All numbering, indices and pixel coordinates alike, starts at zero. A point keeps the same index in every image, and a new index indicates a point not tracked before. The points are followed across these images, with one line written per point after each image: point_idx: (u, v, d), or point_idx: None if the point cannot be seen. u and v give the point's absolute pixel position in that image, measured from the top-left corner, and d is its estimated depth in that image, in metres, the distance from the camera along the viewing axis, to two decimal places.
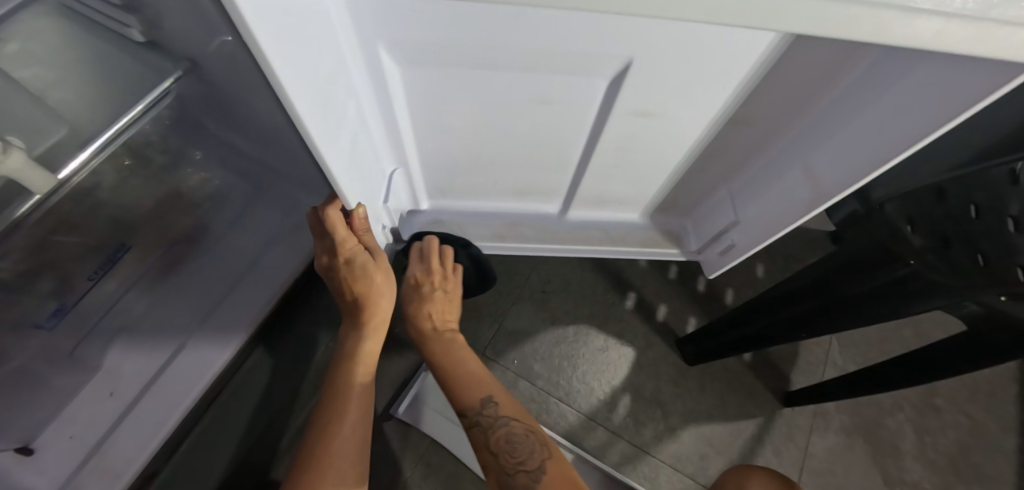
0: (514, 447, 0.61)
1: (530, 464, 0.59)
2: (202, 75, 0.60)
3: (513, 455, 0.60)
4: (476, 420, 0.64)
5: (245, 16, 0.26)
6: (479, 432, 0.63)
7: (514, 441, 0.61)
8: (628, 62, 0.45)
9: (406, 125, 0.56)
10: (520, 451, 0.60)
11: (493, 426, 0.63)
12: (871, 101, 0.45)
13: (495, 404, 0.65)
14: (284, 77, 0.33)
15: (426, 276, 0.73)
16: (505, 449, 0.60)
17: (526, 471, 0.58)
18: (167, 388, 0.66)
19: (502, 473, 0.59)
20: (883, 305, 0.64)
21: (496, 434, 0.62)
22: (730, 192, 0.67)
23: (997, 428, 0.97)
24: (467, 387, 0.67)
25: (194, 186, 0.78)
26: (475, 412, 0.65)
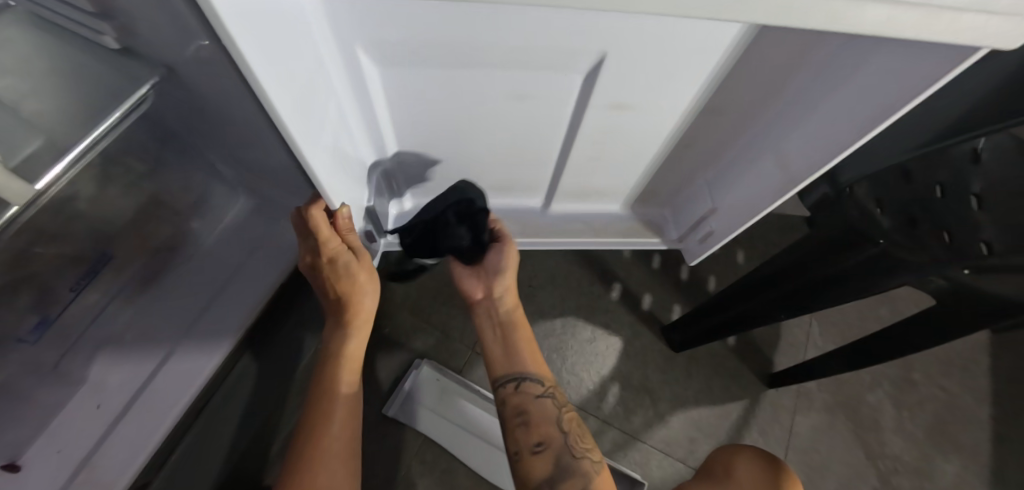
0: (582, 434, 0.58)
1: (596, 455, 0.56)
2: (179, 80, 0.59)
3: (581, 440, 0.57)
4: (550, 394, 0.60)
5: (224, 21, 0.27)
6: (549, 405, 0.59)
7: (582, 430, 0.59)
8: (601, 58, 0.46)
9: (387, 125, 0.57)
10: (587, 438, 0.58)
11: (564, 405, 0.60)
12: (833, 88, 0.47)
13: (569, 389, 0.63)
14: (265, 79, 0.34)
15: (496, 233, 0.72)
16: (575, 431, 0.58)
17: (591, 459, 0.55)
18: (155, 397, 0.66)
19: (568, 453, 0.55)
20: (854, 285, 0.66)
21: (568, 414, 0.59)
22: (707, 181, 0.69)
23: (970, 399, 1.01)
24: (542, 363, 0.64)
25: (174, 192, 0.76)
26: (550, 385, 0.61)
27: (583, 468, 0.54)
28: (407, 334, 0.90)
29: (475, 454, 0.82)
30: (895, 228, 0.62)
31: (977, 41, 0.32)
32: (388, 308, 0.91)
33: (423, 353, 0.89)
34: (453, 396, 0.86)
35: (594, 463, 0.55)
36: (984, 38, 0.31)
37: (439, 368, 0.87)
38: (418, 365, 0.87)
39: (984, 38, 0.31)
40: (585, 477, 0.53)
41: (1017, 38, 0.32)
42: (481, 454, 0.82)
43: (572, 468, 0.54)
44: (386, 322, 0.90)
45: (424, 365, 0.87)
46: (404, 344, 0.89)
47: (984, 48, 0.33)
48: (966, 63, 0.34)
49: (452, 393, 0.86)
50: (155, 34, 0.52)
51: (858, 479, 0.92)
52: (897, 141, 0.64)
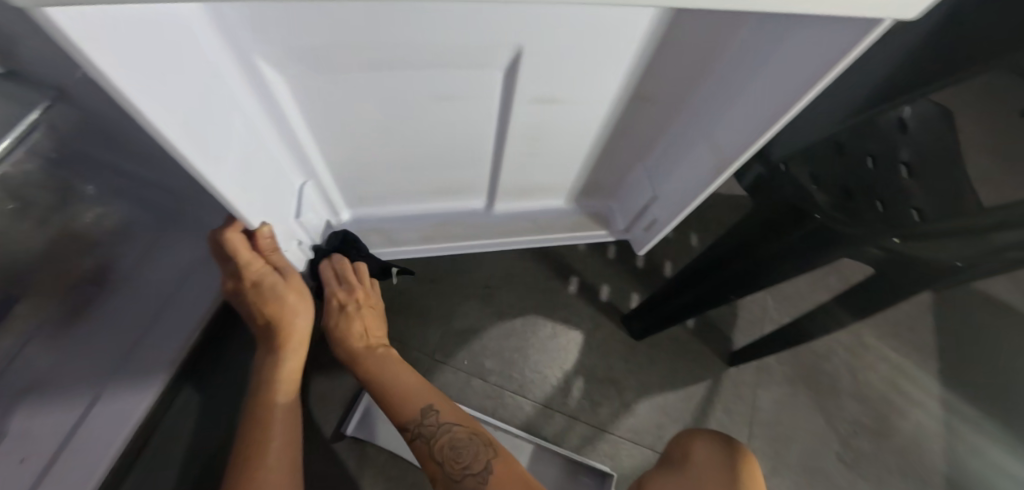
0: (457, 452, 0.60)
1: (475, 467, 0.58)
2: (77, 103, 0.55)
3: (458, 461, 0.59)
4: (418, 432, 0.62)
5: (75, 43, 0.24)
6: (421, 444, 0.61)
7: (458, 446, 0.60)
8: (519, 50, 0.44)
9: (305, 135, 0.54)
10: (464, 456, 0.59)
11: (435, 434, 0.61)
12: (757, 69, 0.46)
13: (437, 411, 0.63)
14: (143, 99, 0.30)
15: (348, 295, 0.69)
16: (449, 456, 0.59)
17: (472, 475, 0.57)
18: (87, 442, 0.62)
19: (448, 482, 0.58)
20: (795, 260, 0.68)
21: (439, 442, 0.61)
22: (646, 169, 0.69)
23: (918, 357, 1.05)
24: (404, 398, 0.65)
25: (88, 225, 0.69)
26: (416, 422, 0.63)
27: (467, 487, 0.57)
28: None
29: None
30: (831, 202, 0.62)
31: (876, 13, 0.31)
32: None
33: None
34: None
35: (474, 478, 0.57)
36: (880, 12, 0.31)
37: None
38: None
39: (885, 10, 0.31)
40: None
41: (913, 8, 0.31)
42: None
43: None
44: None
45: None
46: None
47: (888, 18, 0.32)
48: (875, 36, 0.33)
49: None
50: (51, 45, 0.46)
51: (821, 446, 0.95)
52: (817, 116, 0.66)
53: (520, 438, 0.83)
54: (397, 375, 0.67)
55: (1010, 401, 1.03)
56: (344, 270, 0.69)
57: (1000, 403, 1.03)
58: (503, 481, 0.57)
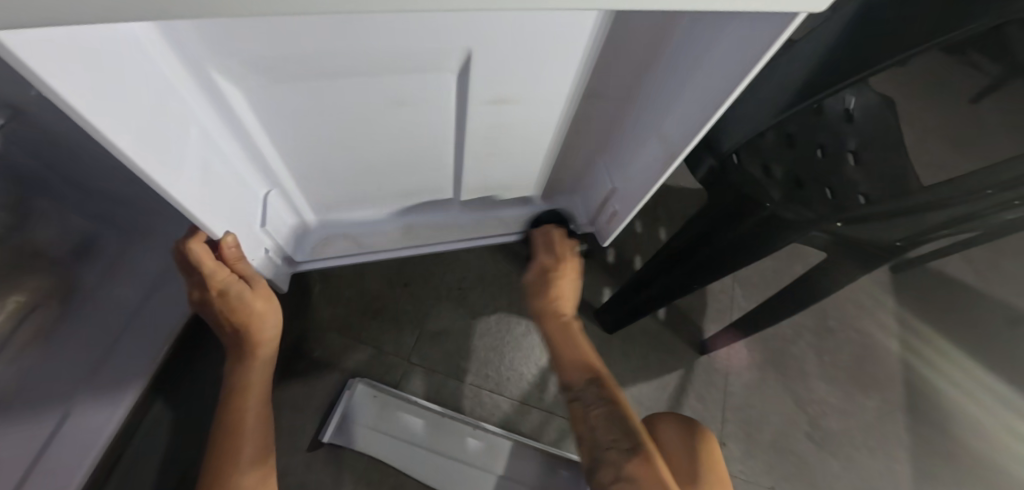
0: (613, 426, 0.56)
1: (621, 443, 0.54)
2: (30, 120, 0.56)
3: (608, 432, 0.56)
4: (579, 395, 0.60)
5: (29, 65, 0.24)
6: (579, 406, 0.60)
7: (615, 423, 0.56)
8: (468, 54, 0.46)
9: (265, 144, 0.54)
10: (615, 429, 0.56)
11: (593, 402, 0.59)
12: (694, 66, 0.48)
13: (600, 384, 0.60)
14: (98, 116, 0.31)
15: (555, 263, 0.71)
16: (600, 426, 0.57)
17: (618, 449, 0.54)
18: (56, 462, 0.61)
19: (597, 447, 0.55)
20: (750, 248, 0.71)
21: (594, 410, 0.58)
22: (605, 165, 0.72)
23: (880, 337, 1.10)
24: (575, 362, 0.63)
25: (49, 239, 0.69)
26: (578, 386, 0.61)
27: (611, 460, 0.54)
28: (338, 355, 0.87)
29: (420, 465, 0.81)
30: (779, 190, 0.65)
31: (783, 8, 0.31)
32: (315, 331, 0.88)
33: (357, 371, 0.86)
34: (393, 410, 0.84)
35: (621, 453, 0.53)
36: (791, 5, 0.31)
37: (374, 385, 0.84)
38: (352, 385, 0.84)
39: (795, 4, 0.30)
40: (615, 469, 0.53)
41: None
42: (426, 464, 0.81)
43: (602, 458, 0.54)
44: (313, 345, 0.87)
45: (358, 383, 0.84)
46: (335, 364, 0.86)
47: (803, 12, 0.32)
48: (782, 39, 0.35)
49: (392, 407, 0.84)
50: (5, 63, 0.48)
51: (790, 427, 0.99)
52: (760, 107, 0.69)
53: (498, 435, 0.84)
54: (572, 337, 0.66)
55: (966, 374, 1.09)
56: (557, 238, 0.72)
57: (958, 377, 1.08)
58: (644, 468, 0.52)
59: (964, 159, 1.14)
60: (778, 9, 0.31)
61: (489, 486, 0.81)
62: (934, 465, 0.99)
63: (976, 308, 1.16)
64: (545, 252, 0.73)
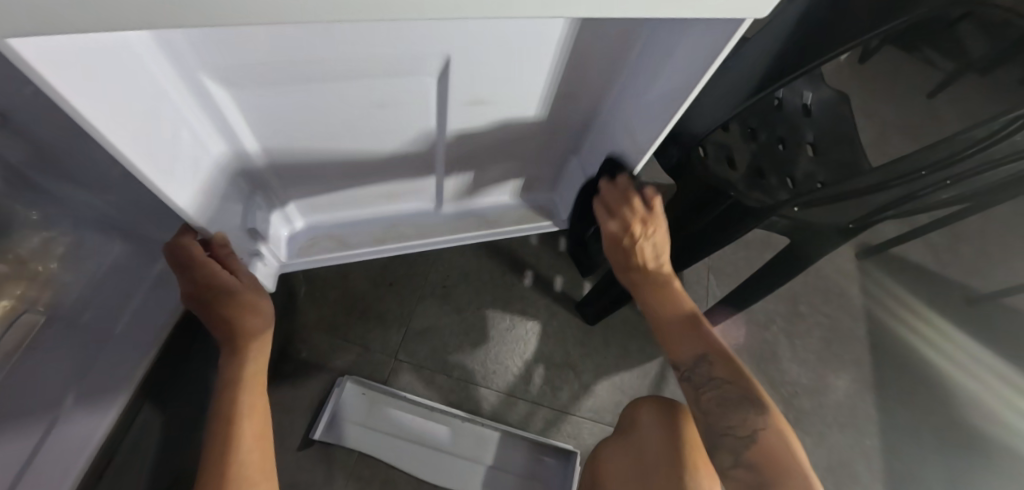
0: (725, 407, 0.54)
1: (742, 430, 0.52)
2: (19, 128, 0.58)
3: (723, 416, 0.54)
4: (687, 375, 0.59)
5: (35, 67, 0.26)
6: (687, 387, 0.58)
7: (727, 401, 0.54)
8: (446, 60, 0.48)
9: (253, 148, 0.56)
10: (731, 415, 0.53)
11: (703, 385, 0.57)
12: (659, 65, 0.51)
13: (710, 364, 0.57)
14: (94, 117, 0.32)
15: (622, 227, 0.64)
16: (714, 410, 0.55)
17: (736, 435, 0.52)
18: (45, 468, 0.58)
19: (712, 433, 0.54)
20: (720, 233, 0.75)
21: (704, 394, 0.56)
22: (580, 159, 0.75)
23: (848, 320, 1.16)
24: (680, 341, 0.61)
25: (33, 249, 0.72)
26: (686, 367, 0.59)
27: (726, 444, 0.52)
28: (326, 355, 0.88)
29: (410, 459, 0.83)
30: (744, 179, 0.70)
31: (728, 14, 0.34)
32: (302, 332, 0.89)
33: (346, 370, 0.88)
34: (382, 406, 0.86)
35: (739, 440, 0.52)
36: (735, 9, 0.34)
37: (363, 382, 0.86)
38: (342, 382, 0.85)
39: (741, 8, 0.34)
40: (732, 455, 0.51)
41: (766, 5, 0.34)
42: (416, 457, 0.83)
43: (717, 444, 0.53)
44: (302, 345, 0.88)
45: (348, 381, 0.86)
46: (324, 364, 0.87)
47: (748, 17, 0.36)
48: (737, 35, 0.38)
49: (381, 403, 0.86)
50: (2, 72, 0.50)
51: None
52: (723, 99, 0.73)
53: (486, 426, 0.87)
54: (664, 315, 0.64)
55: (929, 352, 1.15)
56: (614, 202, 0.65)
57: (922, 355, 1.14)
58: (765, 459, 0.50)
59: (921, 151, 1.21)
60: (726, 15, 0.35)
61: (479, 476, 0.84)
62: (901, 438, 1.05)
63: (936, 290, 1.23)
64: (609, 215, 0.66)
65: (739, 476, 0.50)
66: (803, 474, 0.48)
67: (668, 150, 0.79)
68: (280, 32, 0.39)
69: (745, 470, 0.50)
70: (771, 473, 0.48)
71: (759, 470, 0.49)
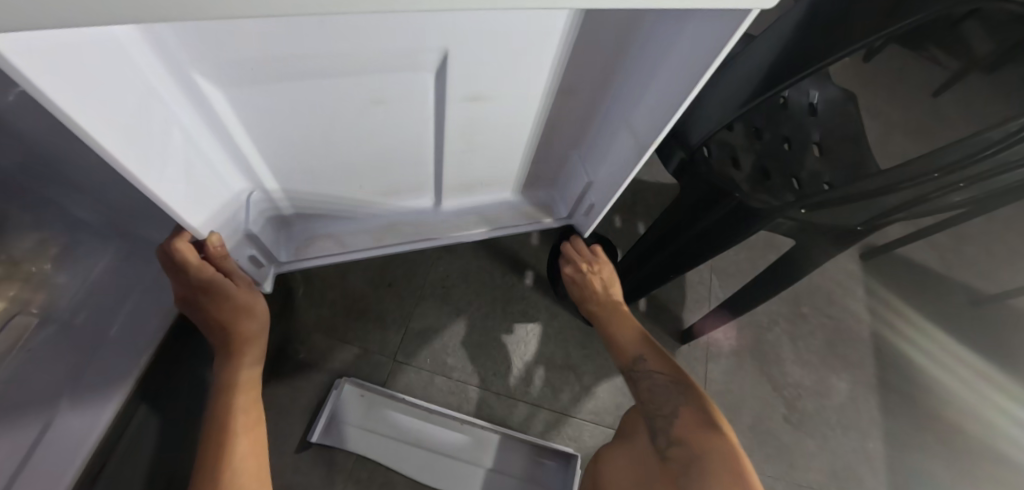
0: (658, 395, 0.62)
1: (668, 408, 0.60)
2: (9, 126, 0.57)
3: (655, 400, 0.62)
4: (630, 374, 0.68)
5: (16, 65, 0.25)
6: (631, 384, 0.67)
7: (660, 389, 0.63)
8: (444, 54, 0.47)
9: (251, 149, 0.55)
10: (662, 398, 0.62)
11: (641, 378, 0.66)
12: (663, 60, 0.50)
13: (646, 361, 0.67)
14: (78, 114, 0.31)
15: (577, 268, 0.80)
16: (649, 397, 0.63)
17: (664, 414, 0.60)
18: (44, 464, 0.59)
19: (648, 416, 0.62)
20: (722, 235, 0.74)
21: (642, 385, 0.65)
22: (581, 158, 0.74)
23: (852, 321, 1.15)
24: (624, 348, 0.71)
25: (27, 251, 0.70)
26: (629, 367, 0.68)
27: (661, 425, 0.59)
28: (324, 356, 0.87)
29: (409, 461, 0.82)
30: (749, 181, 0.69)
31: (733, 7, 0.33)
32: (299, 332, 0.88)
33: (345, 371, 0.87)
34: (381, 408, 0.85)
35: (667, 418, 0.59)
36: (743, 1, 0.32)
37: (361, 384, 0.85)
38: (340, 384, 0.84)
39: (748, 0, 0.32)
40: (663, 430, 0.59)
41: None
42: (414, 460, 0.83)
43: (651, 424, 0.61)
44: (300, 346, 0.87)
45: (347, 383, 0.84)
46: (322, 365, 0.86)
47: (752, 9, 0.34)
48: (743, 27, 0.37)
49: (380, 405, 0.85)
50: None
51: (769, 409, 1.03)
52: (726, 98, 0.72)
53: (486, 429, 0.86)
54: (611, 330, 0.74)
55: (931, 353, 1.14)
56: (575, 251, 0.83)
57: (925, 356, 1.13)
58: (687, 428, 0.57)
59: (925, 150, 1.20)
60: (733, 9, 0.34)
61: (478, 478, 0.83)
62: (904, 441, 1.04)
63: (940, 290, 1.22)
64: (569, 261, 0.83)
65: (671, 452, 0.56)
66: (722, 443, 0.53)
67: (672, 152, 0.79)
68: (274, 27, 0.38)
69: (676, 444, 0.56)
70: (693, 442, 0.54)
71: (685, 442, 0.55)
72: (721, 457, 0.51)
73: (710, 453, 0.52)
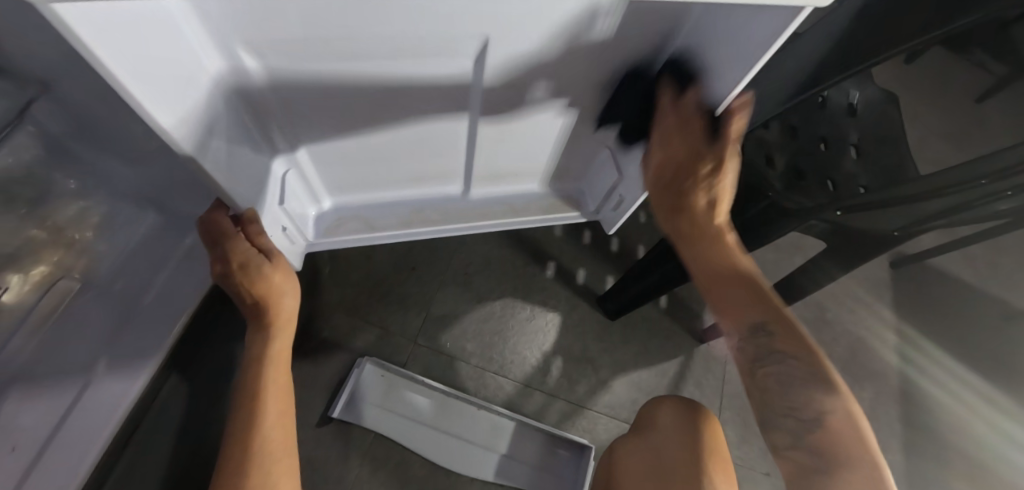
0: (783, 386, 0.50)
1: (804, 411, 0.48)
2: (59, 96, 0.58)
3: (782, 395, 0.49)
4: (740, 345, 0.54)
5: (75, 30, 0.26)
6: (739, 355, 0.54)
7: (785, 381, 0.50)
8: (484, 42, 0.46)
9: (285, 127, 0.56)
10: (791, 394, 0.49)
11: (761, 358, 0.51)
12: (706, 47, 0.49)
13: (770, 337, 0.51)
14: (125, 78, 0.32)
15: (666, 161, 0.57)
16: (772, 387, 0.50)
17: (796, 417, 0.48)
18: (75, 431, 0.61)
19: (769, 411, 0.50)
20: (751, 235, 0.74)
21: (761, 368, 0.51)
22: (612, 152, 0.74)
23: (876, 331, 1.12)
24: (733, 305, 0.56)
25: (71, 217, 0.72)
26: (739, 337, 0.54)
27: (787, 428, 0.48)
28: (346, 335, 0.89)
29: (425, 442, 0.84)
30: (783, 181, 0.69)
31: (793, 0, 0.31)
32: (324, 311, 0.90)
33: (366, 351, 0.88)
34: (399, 389, 0.86)
35: (800, 424, 0.48)
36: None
37: (382, 364, 0.87)
38: (361, 363, 0.86)
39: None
40: (793, 439, 0.48)
41: None
42: (429, 441, 0.84)
43: (774, 424, 0.49)
44: (323, 324, 0.89)
45: (367, 363, 0.86)
46: (343, 344, 0.88)
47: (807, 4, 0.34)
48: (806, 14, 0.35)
49: (399, 386, 0.87)
50: (42, 47, 0.50)
51: None
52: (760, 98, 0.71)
53: (501, 415, 0.87)
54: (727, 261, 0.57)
55: (957, 369, 1.11)
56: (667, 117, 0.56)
57: (948, 371, 1.11)
58: (838, 450, 0.45)
59: (966, 158, 1.16)
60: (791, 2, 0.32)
61: (491, 463, 0.84)
62: (923, 454, 1.02)
63: (971, 304, 1.18)
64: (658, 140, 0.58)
65: (796, 456, 0.47)
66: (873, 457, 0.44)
67: None
68: (320, 10, 0.38)
69: (804, 452, 0.47)
70: (831, 462, 0.45)
71: (824, 457, 0.46)
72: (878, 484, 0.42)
73: (861, 476, 0.43)
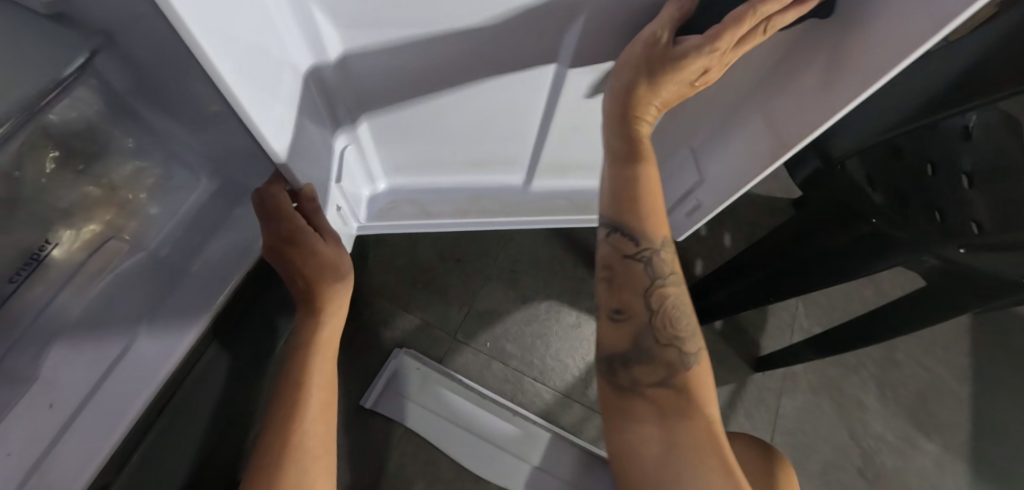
0: (674, 315, 0.50)
1: (689, 345, 0.50)
2: (119, 50, 0.56)
3: (675, 323, 0.50)
4: (646, 258, 0.51)
5: None
6: (641, 270, 0.51)
7: (676, 311, 0.50)
8: None
9: (348, 97, 0.53)
10: (681, 323, 0.50)
11: (664, 281, 0.51)
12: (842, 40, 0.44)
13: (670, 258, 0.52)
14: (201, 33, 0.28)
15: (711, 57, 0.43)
16: (670, 315, 0.50)
17: (677, 347, 0.49)
18: (111, 394, 0.57)
19: (648, 337, 0.49)
20: (852, 260, 0.67)
21: (662, 291, 0.50)
22: (692, 151, 0.72)
23: (952, 380, 1.01)
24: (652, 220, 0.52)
25: (126, 177, 0.72)
26: (651, 248, 0.51)
27: (665, 358, 0.49)
28: (384, 323, 0.86)
29: (460, 445, 0.80)
30: (888, 204, 0.62)
31: None
32: (362, 298, 0.87)
33: (404, 341, 0.85)
34: (434, 385, 0.83)
35: (682, 355, 0.49)
36: None
37: (419, 357, 0.84)
38: (398, 354, 0.83)
39: None
40: (668, 368, 0.49)
41: None
42: (463, 444, 0.80)
43: (651, 352, 0.49)
44: (363, 307, 0.86)
45: (405, 354, 0.84)
46: (381, 331, 0.85)
47: None
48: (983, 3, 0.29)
49: (435, 382, 0.83)
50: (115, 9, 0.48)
51: (841, 458, 0.93)
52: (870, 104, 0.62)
53: (538, 425, 0.82)
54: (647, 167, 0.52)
55: None
56: (737, 35, 0.40)
57: None
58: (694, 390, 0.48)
59: None
60: None
61: (524, 474, 0.79)
62: None
63: None
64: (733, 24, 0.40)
65: (654, 391, 0.48)
66: (713, 407, 0.48)
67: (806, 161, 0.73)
68: None
69: (669, 391, 0.48)
70: (692, 403, 0.47)
71: (682, 395, 0.48)
72: (715, 436, 0.45)
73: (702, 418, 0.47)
